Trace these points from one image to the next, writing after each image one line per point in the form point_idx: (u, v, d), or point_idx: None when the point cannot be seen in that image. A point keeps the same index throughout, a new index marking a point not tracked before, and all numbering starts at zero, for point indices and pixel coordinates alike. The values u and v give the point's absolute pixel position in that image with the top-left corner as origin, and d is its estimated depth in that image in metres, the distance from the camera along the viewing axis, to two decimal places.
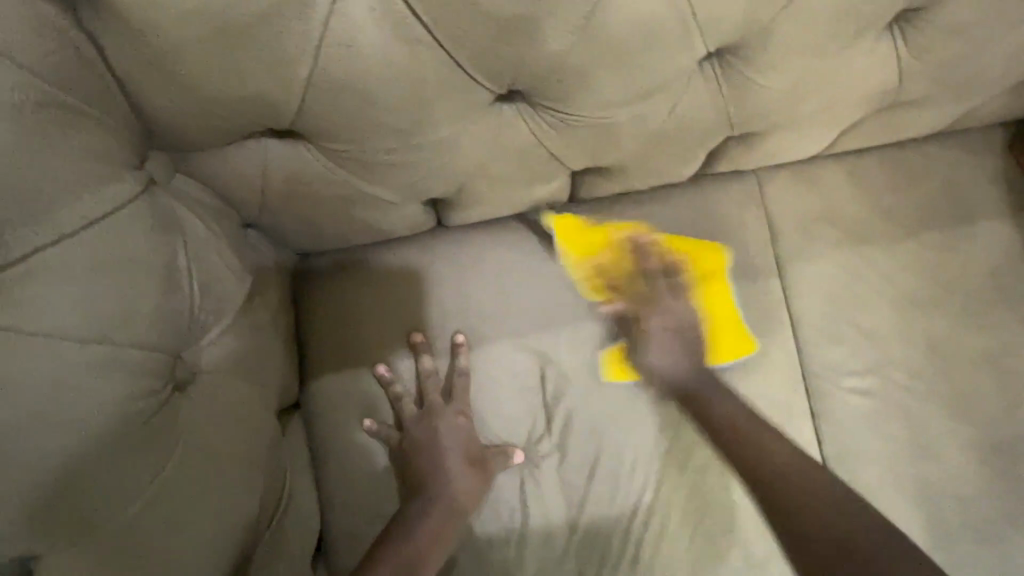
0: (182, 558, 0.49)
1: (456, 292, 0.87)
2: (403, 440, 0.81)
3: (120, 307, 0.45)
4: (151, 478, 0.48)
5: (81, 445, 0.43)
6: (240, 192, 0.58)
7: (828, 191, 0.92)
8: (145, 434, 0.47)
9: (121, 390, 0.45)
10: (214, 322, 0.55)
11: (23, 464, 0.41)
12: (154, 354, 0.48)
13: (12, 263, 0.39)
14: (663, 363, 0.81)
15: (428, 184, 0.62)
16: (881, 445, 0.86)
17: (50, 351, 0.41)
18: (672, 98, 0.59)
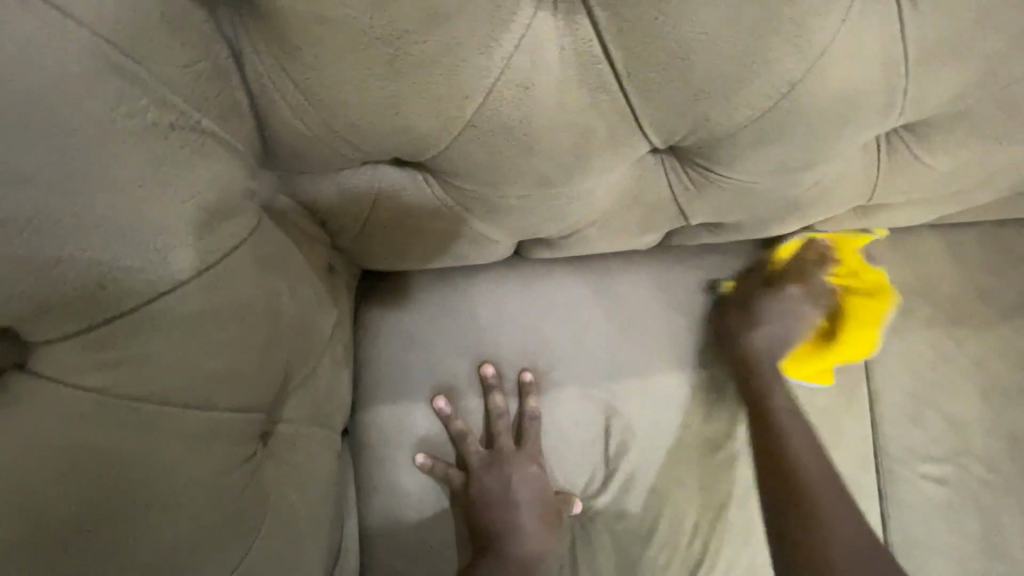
0: None
1: (528, 328, 0.80)
2: (471, 484, 0.76)
3: (223, 363, 0.40)
4: (239, 555, 0.42)
5: (176, 519, 0.38)
6: (339, 216, 0.51)
7: (924, 264, 0.87)
8: (238, 504, 0.42)
9: (215, 457, 0.40)
10: (302, 366, 0.49)
11: (116, 542, 0.35)
12: (251, 416, 0.43)
13: (126, 313, 0.35)
14: (764, 341, 0.81)
15: (545, 228, 0.56)
16: (947, 535, 0.83)
17: (151, 413, 0.37)
18: (827, 170, 0.54)
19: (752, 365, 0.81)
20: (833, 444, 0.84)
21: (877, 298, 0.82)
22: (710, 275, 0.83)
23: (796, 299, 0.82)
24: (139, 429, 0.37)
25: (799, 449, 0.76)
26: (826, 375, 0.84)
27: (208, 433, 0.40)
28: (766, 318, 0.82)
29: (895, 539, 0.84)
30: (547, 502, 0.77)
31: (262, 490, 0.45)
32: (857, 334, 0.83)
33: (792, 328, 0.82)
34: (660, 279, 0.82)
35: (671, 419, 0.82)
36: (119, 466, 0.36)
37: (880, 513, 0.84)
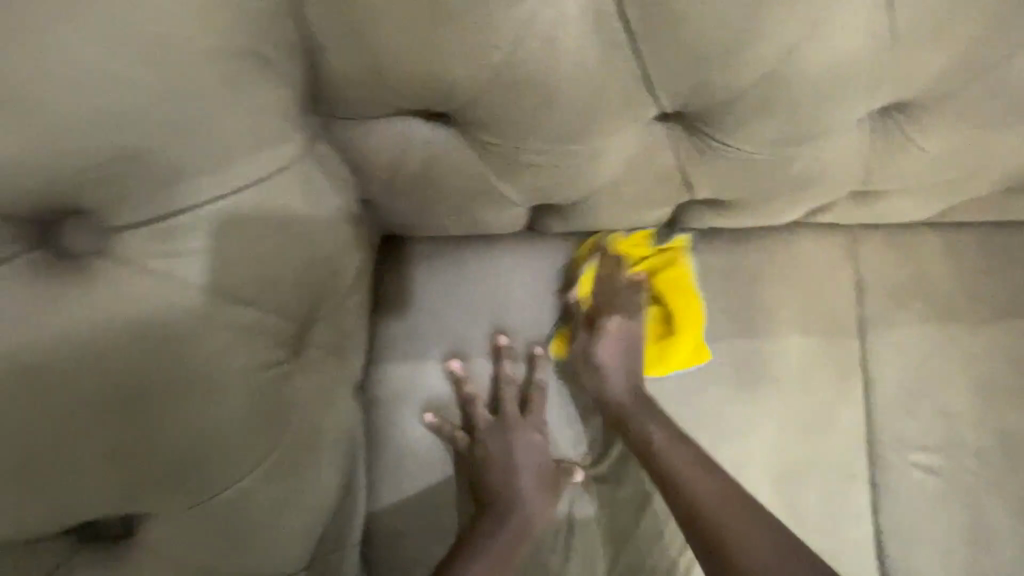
0: (291, 523, 0.51)
1: (537, 299, 0.84)
2: (477, 447, 0.80)
3: (266, 271, 0.45)
4: (271, 447, 0.48)
5: (218, 405, 0.43)
6: (371, 165, 0.56)
7: (922, 260, 0.90)
8: (273, 403, 0.47)
9: (254, 356, 0.45)
10: (332, 297, 0.53)
11: (167, 416, 0.42)
12: (285, 327, 0.48)
13: (187, 209, 0.41)
14: (613, 377, 0.82)
15: (559, 188, 0.60)
16: (936, 523, 0.86)
17: (198, 306, 0.42)
18: (824, 146, 0.58)
19: (624, 413, 0.81)
20: (826, 429, 0.86)
21: (657, 263, 0.83)
22: (715, 260, 0.87)
23: (621, 324, 0.83)
24: (195, 316, 0.42)
25: (695, 481, 0.76)
26: (690, 353, 0.84)
27: (248, 331, 0.45)
28: (604, 354, 0.82)
29: (884, 524, 0.86)
30: (549, 469, 0.80)
31: (287, 402, 0.48)
32: (684, 308, 0.83)
33: (631, 348, 0.84)
34: None
35: (671, 394, 0.85)
36: (178, 346, 0.41)
37: (872, 500, 0.86)
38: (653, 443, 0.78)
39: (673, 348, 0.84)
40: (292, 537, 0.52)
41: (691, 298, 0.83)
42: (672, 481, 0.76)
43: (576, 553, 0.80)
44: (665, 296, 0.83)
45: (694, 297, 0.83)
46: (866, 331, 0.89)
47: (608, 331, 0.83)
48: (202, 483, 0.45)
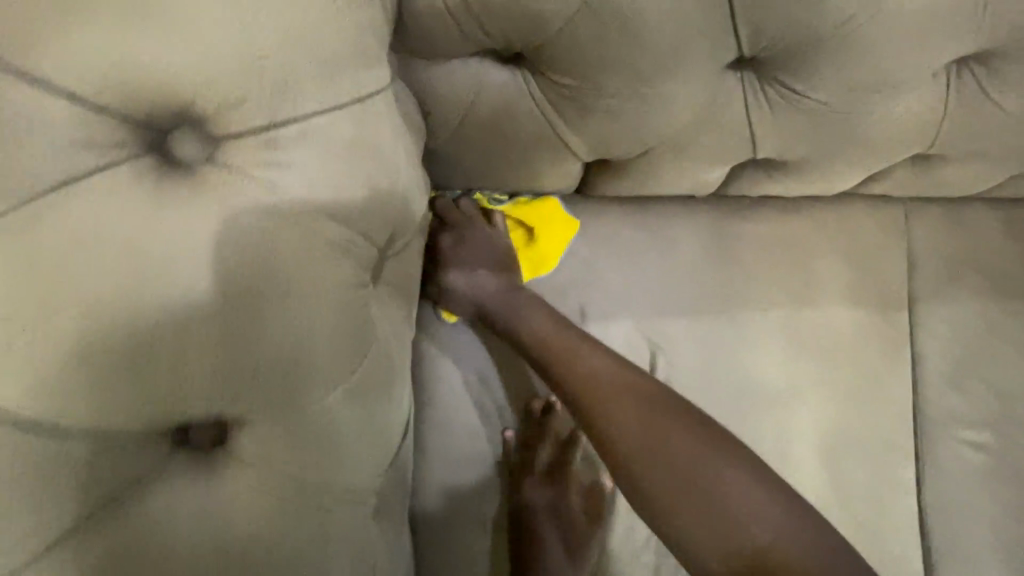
0: (363, 460, 0.48)
1: (581, 263, 0.84)
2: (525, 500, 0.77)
3: (355, 193, 0.44)
4: (353, 368, 0.46)
5: (314, 314, 0.42)
6: (442, 110, 0.57)
7: (978, 237, 0.88)
8: (360, 321, 0.46)
9: (347, 271, 0.44)
10: (403, 235, 0.52)
11: (265, 321, 0.40)
12: (368, 251, 0.47)
13: (288, 122, 0.41)
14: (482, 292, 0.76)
15: (626, 140, 0.61)
16: (984, 502, 0.84)
17: (299, 215, 0.41)
18: (895, 102, 0.59)
19: (517, 330, 0.75)
20: (873, 402, 0.85)
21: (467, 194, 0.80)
22: (765, 229, 0.86)
23: (458, 244, 0.77)
24: (294, 222, 0.41)
25: (616, 404, 0.69)
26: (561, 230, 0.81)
27: (340, 249, 0.44)
28: (462, 273, 0.76)
29: (930, 501, 0.84)
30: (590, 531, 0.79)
31: (372, 328, 0.47)
32: (541, 215, 0.80)
33: (497, 256, 0.77)
34: (717, 230, 0.86)
35: (716, 363, 0.84)
36: (277, 249, 0.40)
37: (916, 476, 0.85)
38: (548, 354, 0.73)
39: (542, 255, 0.81)
40: (362, 477, 0.48)
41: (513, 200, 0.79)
42: (594, 412, 0.69)
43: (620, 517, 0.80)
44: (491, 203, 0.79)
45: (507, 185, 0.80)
46: (917, 304, 0.87)
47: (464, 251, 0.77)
48: (288, 402, 0.42)
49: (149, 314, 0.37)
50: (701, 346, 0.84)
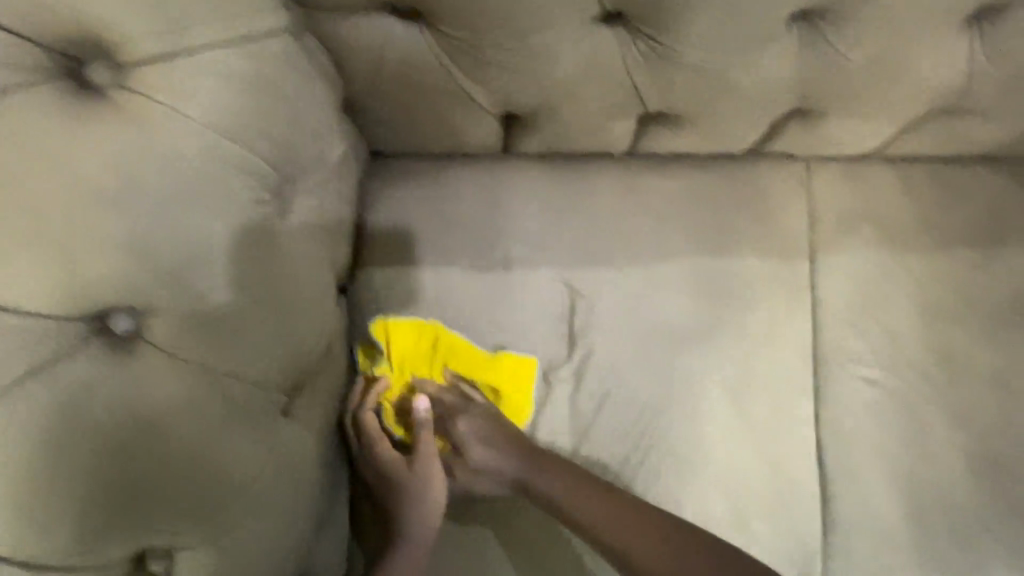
0: (265, 352, 0.56)
1: (507, 216, 0.90)
2: (363, 469, 0.79)
3: (252, 121, 0.53)
4: (254, 273, 0.54)
5: (211, 220, 0.50)
6: (350, 61, 0.66)
7: (875, 192, 0.96)
8: (258, 233, 0.55)
9: (244, 188, 0.53)
10: (308, 170, 0.61)
11: (168, 223, 0.48)
12: (268, 174, 0.55)
13: (184, 51, 0.48)
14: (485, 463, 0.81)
15: (519, 92, 0.71)
16: (876, 432, 0.92)
17: (198, 135, 0.49)
18: (755, 55, 0.70)
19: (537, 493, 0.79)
20: (778, 341, 0.92)
21: (423, 358, 0.86)
22: (676, 184, 0.93)
23: (472, 425, 0.82)
24: (199, 138, 0.49)
25: (636, 539, 0.74)
26: (518, 377, 0.86)
27: (238, 168, 0.52)
28: (484, 456, 0.81)
29: (827, 432, 0.92)
30: (428, 516, 0.78)
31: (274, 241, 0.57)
32: (493, 364, 0.86)
33: (511, 438, 0.81)
34: (632, 186, 0.93)
35: (633, 306, 0.91)
36: (182, 158, 0.48)
37: (816, 410, 0.93)
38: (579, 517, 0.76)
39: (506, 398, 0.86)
40: (266, 367, 0.57)
41: (464, 353, 0.86)
42: None
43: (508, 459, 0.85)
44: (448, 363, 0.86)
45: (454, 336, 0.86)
46: (818, 254, 0.95)
47: (472, 423, 0.83)
48: (191, 294, 0.50)
49: (63, 201, 0.44)
50: (617, 292, 0.91)
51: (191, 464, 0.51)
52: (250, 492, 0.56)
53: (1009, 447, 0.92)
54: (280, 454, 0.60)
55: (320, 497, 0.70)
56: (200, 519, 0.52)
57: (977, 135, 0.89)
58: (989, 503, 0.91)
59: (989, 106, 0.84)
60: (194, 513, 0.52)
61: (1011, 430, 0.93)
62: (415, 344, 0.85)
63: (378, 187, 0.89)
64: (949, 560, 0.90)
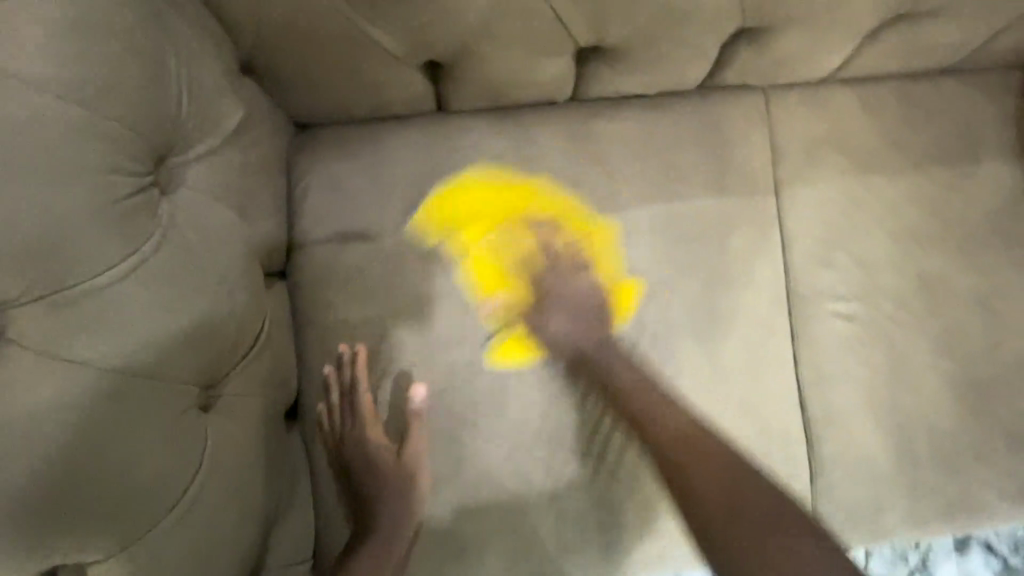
0: (157, 339, 0.51)
1: (449, 179, 0.84)
2: (347, 452, 0.77)
3: (104, 79, 0.48)
4: (128, 249, 0.50)
5: (63, 194, 0.46)
6: (238, 15, 0.64)
7: (838, 114, 0.91)
8: (127, 207, 0.50)
9: (104, 156, 0.48)
10: (193, 136, 0.58)
11: (11, 202, 0.43)
12: (136, 139, 0.51)
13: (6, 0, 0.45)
14: (574, 335, 0.83)
15: (432, 33, 0.68)
16: (857, 368, 0.88)
17: (34, 99, 0.45)
18: None
19: (586, 343, 0.83)
20: (746, 285, 0.88)
21: (511, 208, 0.85)
22: (628, 128, 0.88)
23: (563, 309, 0.84)
24: (40, 106, 0.45)
25: (645, 398, 0.80)
26: (614, 253, 0.86)
27: (94, 134, 0.48)
28: (574, 332, 0.83)
29: (807, 374, 0.88)
30: (413, 505, 0.77)
31: (154, 214, 0.53)
32: (588, 225, 0.86)
33: (592, 313, 0.84)
34: (580, 133, 0.87)
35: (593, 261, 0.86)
36: (21, 130, 0.44)
37: (793, 351, 0.89)
38: (609, 379, 0.82)
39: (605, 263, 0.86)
40: (165, 356, 0.51)
41: (559, 205, 0.86)
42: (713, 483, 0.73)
43: (479, 447, 0.80)
44: (541, 214, 0.85)
45: (538, 188, 0.86)
46: (783, 187, 0.90)
47: (565, 298, 0.84)
48: (48, 279, 0.45)
49: None
50: (574, 248, 0.85)
51: (81, 473, 0.45)
52: (171, 488, 0.52)
53: (997, 370, 0.89)
54: (195, 451, 0.55)
55: (271, 495, 0.65)
56: (114, 526, 0.48)
57: (937, 42, 0.84)
58: (979, 429, 0.88)
59: (945, 7, 0.79)
60: (103, 522, 0.47)
61: (998, 352, 0.89)
62: (504, 182, 0.85)
63: (307, 161, 0.83)
64: (941, 492, 0.87)
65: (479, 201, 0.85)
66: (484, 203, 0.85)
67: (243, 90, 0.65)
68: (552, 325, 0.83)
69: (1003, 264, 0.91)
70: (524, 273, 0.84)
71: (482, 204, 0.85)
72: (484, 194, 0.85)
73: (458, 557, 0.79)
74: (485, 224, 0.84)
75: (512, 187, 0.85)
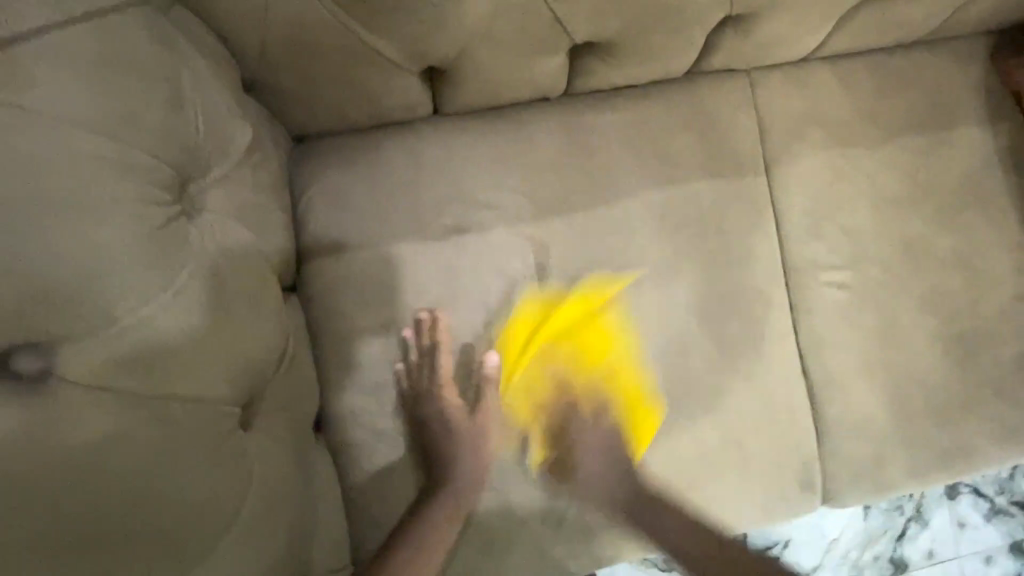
0: (199, 364, 0.53)
1: (450, 181, 0.86)
2: (421, 411, 0.81)
3: (123, 111, 0.50)
4: (167, 280, 0.51)
5: (103, 229, 0.47)
6: (237, 34, 0.64)
7: (819, 91, 0.94)
8: (162, 237, 0.51)
9: (134, 190, 0.50)
10: (208, 160, 0.59)
11: (59, 242, 0.45)
12: (159, 169, 0.52)
13: (24, 37, 0.46)
14: (586, 483, 0.83)
15: (431, 42, 0.69)
16: (852, 333, 0.93)
17: (66, 135, 0.46)
18: None
19: (615, 492, 0.83)
20: (745, 263, 0.91)
21: (574, 331, 0.86)
22: (620, 118, 0.90)
23: (587, 445, 0.83)
24: (71, 142, 0.46)
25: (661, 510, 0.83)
26: (648, 414, 0.87)
27: (122, 166, 0.49)
28: (594, 475, 0.83)
29: (806, 343, 0.92)
30: (476, 469, 0.80)
31: (186, 242, 0.54)
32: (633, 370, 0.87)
33: (615, 460, 0.84)
34: (575, 126, 0.89)
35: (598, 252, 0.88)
36: (47, 164, 0.45)
37: (792, 322, 0.93)
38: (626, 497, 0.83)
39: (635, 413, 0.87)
40: (207, 380, 0.54)
41: (614, 343, 0.87)
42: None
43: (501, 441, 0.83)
44: (591, 347, 0.86)
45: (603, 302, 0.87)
46: (771, 165, 0.93)
47: (596, 432, 0.84)
48: (98, 316, 0.46)
49: None
50: (578, 241, 0.87)
51: (146, 491, 0.48)
52: (223, 505, 0.54)
53: (979, 324, 0.94)
54: (242, 468, 0.57)
55: (308, 506, 0.67)
56: (173, 541, 0.50)
57: (910, 17, 0.88)
58: (967, 382, 0.93)
59: None
60: (164, 537, 0.50)
61: (980, 308, 0.94)
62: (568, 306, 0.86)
63: (308, 173, 0.84)
64: (936, 443, 0.93)
65: (555, 324, 0.85)
66: (546, 326, 0.85)
67: (247, 109, 0.65)
68: (579, 466, 0.83)
69: (979, 224, 0.96)
70: (560, 410, 0.84)
71: (556, 337, 0.85)
72: (552, 314, 0.86)
73: (489, 546, 0.81)
74: (552, 347, 0.85)
75: (580, 307, 0.87)
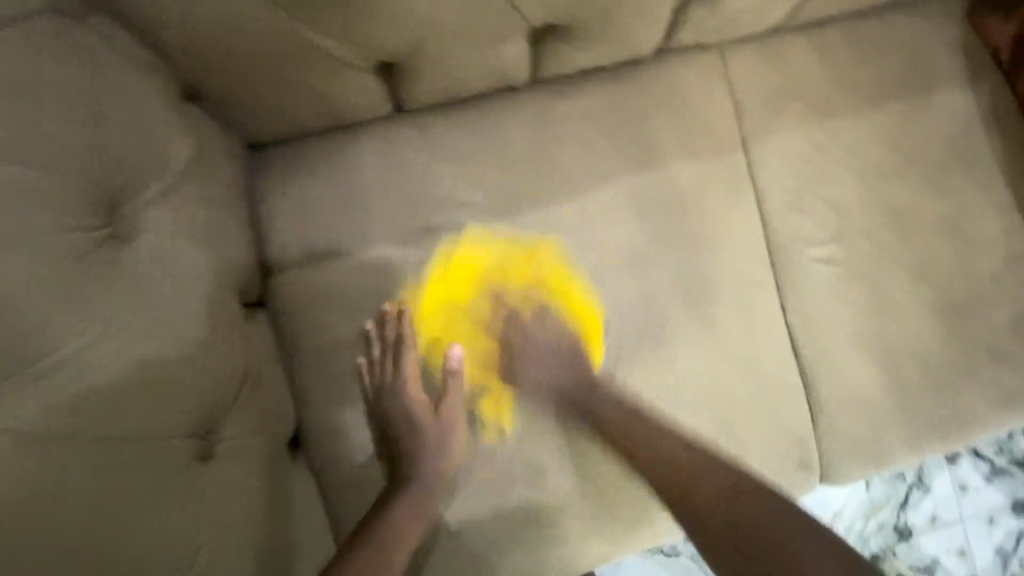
0: (137, 388, 0.54)
1: (418, 180, 0.82)
2: (386, 410, 0.77)
3: (39, 140, 0.50)
4: (95, 308, 0.52)
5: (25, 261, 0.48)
6: (172, 41, 0.60)
7: (794, 62, 0.91)
8: (85, 266, 0.52)
9: (57, 220, 0.51)
10: (140, 180, 0.59)
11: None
12: (82, 197, 0.53)
13: None
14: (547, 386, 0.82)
15: (382, 37, 0.65)
16: (843, 308, 0.91)
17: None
18: None
19: (573, 390, 0.82)
20: (728, 244, 0.88)
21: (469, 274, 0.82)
22: (591, 102, 0.86)
23: (540, 365, 0.82)
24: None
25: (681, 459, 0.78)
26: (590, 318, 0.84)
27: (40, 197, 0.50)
28: (552, 374, 0.82)
29: (796, 321, 0.90)
30: (441, 468, 0.77)
31: (115, 267, 0.55)
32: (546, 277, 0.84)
33: (577, 376, 0.82)
34: (544, 114, 0.85)
35: (579, 243, 0.85)
36: None
37: (780, 301, 0.90)
38: (607, 415, 0.81)
39: (572, 291, 0.84)
40: (148, 402, 0.55)
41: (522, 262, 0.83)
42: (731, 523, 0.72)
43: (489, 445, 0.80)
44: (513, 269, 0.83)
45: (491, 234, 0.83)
46: (749, 141, 0.90)
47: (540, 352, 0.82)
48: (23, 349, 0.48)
49: None
50: (556, 234, 0.84)
51: (89, 516, 0.49)
52: (174, 525, 0.55)
53: (971, 290, 0.92)
54: (193, 487, 0.58)
55: (276, 522, 0.66)
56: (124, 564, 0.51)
57: None
58: (962, 349, 0.91)
59: None
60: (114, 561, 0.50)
61: (970, 272, 0.92)
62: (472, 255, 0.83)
63: (268, 181, 0.80)
64: (934, 413, 0.91)
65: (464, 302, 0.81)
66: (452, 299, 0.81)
67: None
68: (529, 370, 0.82)
69: (965, 187, 0.93)
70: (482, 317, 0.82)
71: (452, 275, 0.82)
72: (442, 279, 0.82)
73: (485, 554, 0.79)
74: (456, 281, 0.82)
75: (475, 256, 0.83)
